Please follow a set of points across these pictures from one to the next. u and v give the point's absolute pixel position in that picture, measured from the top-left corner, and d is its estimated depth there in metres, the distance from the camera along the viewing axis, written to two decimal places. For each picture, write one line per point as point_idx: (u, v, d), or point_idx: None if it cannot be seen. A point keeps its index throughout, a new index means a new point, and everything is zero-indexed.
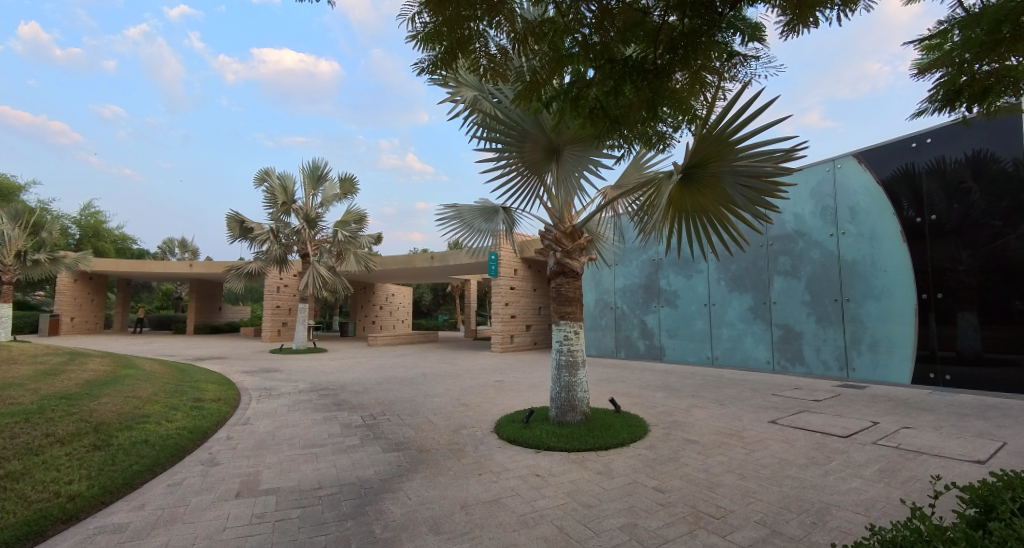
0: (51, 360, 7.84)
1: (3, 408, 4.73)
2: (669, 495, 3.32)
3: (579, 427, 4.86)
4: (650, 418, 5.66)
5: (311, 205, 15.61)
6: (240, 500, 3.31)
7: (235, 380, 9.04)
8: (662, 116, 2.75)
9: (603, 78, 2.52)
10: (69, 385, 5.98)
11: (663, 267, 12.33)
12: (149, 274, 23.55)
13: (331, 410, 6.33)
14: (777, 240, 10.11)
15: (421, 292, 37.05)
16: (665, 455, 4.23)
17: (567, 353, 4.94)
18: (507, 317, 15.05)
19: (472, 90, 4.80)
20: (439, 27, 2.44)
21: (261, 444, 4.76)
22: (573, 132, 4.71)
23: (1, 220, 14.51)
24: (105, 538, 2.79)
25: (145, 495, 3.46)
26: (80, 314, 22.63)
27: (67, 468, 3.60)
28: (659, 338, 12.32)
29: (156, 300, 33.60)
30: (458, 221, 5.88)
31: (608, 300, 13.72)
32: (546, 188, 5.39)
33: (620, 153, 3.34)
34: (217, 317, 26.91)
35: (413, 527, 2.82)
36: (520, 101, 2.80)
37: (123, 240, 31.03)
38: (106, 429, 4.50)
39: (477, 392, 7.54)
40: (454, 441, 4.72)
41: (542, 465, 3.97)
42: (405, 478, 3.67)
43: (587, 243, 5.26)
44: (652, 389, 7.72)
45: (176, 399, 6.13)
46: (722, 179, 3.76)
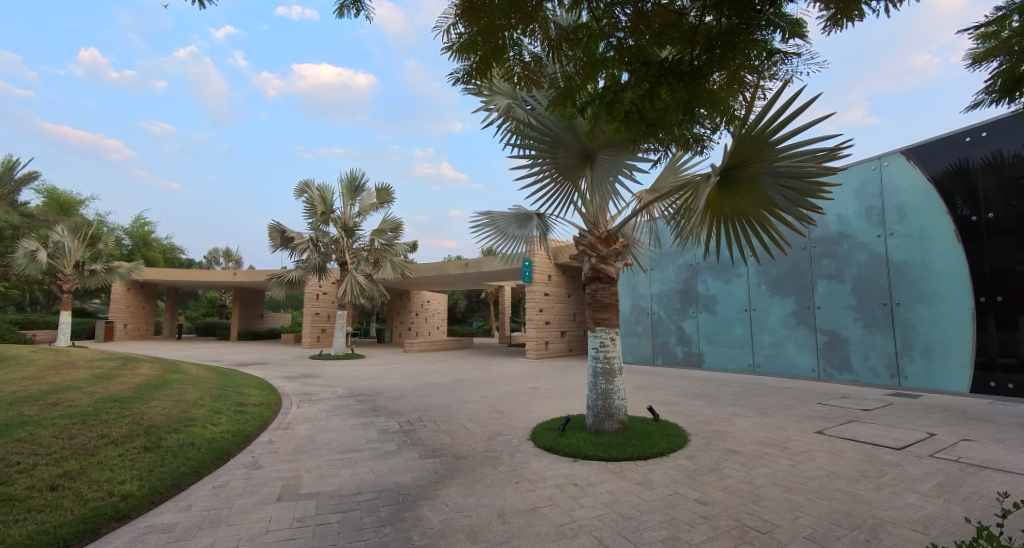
0: (106, 364, 8.29)
1: (66, 409, 5.03)
2: (711, 508, 3.21)
3: (616, 435, 4.76)
4: (689, 427, 5.50)
5: (348, 215, 15.99)
6: (282, 503, 3.38)
7: (276, 385, 9.31)
8: (700, 118, 2.68)
9: (639, 81, 2.48)
10: (121, 389, 6.29)
11: (700, 271, 12.07)
12: (197, 284, 24.63)
13: (368, 416, 6.43)
14: (819, 242, 9.74)
15: (456, 299, 37.55)
16: (707, 466, 4.10)
17: (604, 360, 4.86)
18: (541, 323, 14.97)
19: (506, 98, 4.87)
20: (474, 37, 2.44)
21: (300, 448, 4.87)
22: (606, 136, 4.64)
23: (62, 234, 15.51)
24: (155, 538, 2.89)
25: (191, 496, 3.58)
26: (133, 322, 23.84)
27: (120, 469, 3.77)
28: (696, 345, 12.05)
29: (202, 308, 35.07)
30: (492, 228, 5.91)
31: (643, 306, 13.47)
32: (580, 193, 5.34)
33: (657, 157, 3.29)
34: (258, 324, 27.90)
35: (451, 535, 2.81)
36: (554, 107, 2.77)
37: (171, 250, 32.58)
38: (157, 431, 4.70)
39: (511, 399, 7.53)
40: (490, 448, 4.71)
41: (579, 474, 3.91)
42: (442, 485, 3.67)
43: (623, 248, 5.19)
44: (690, 397, 7.51)
45: (221, 403, 6.38)
46: (761, 180, 3.64)
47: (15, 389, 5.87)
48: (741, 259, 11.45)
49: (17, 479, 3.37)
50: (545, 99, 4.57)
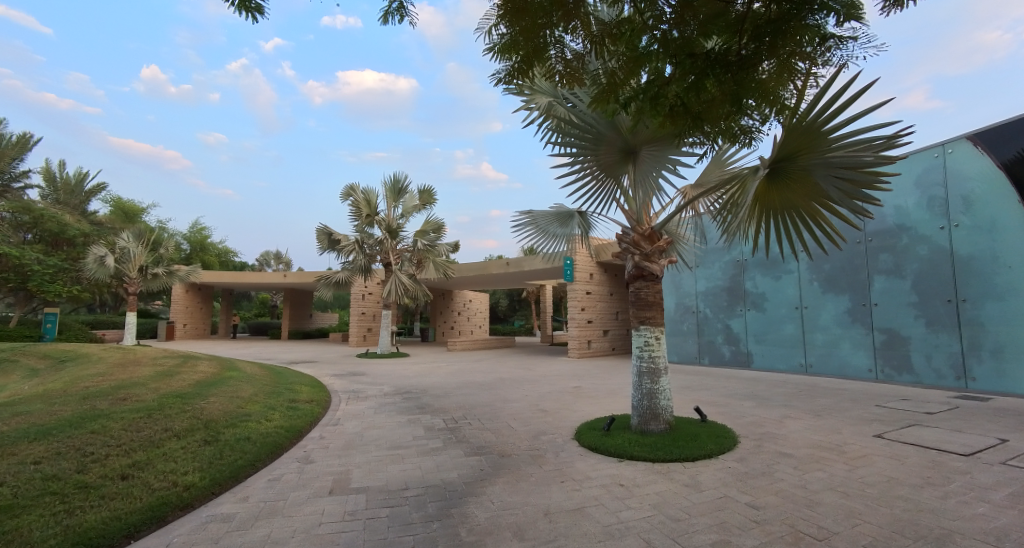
0: (169, 362, 8.81)
1: (134, 404, 5.38)
2: (763, 512, 3.11)
3: (662, 436, 4.68)
4: (738, 429, 5.33)
5: (392, 217, 16.36)
6: (334, 497, 3.50)
7: (326, 383, 9.65)
8: (748, 109, 2.59)
9: (683, 74, 2.42)
10: (183, 385, 6.67)
11: (747, 268, 11.70)
12: (249, 285, 25.77)
13: (414, 413, 6.56)
14: (876, 236, 9.27)
15: (498, 298, 37.90)
16: (758, 469, 3.97)
17: (649, 359, 4.79)
18: (583, 322, 14.85)
19: (547, 96, 4.85)
20: (516, 37, 2.44)
21: (350, 444, 5.03)
22: (649, 131, 4.54)
23: (127, 240, 16.57)
24: (217, 526, 3.05)
25: (248, 488, 3.75)
26: (193, 322, 25.28)
27: (183, 460, 4.00)
28: (744, 344, 11.69)
29: (255, 308, 36.76)
30: (533, 227, 5.92)
31: (688, 304, 13.17)
32: (622, 190, 5.25)
33: (703, 150, 3.22)
34: (307, 324, 29.01)
35: (497, 532, 2.83)
36: (596, 104, 2.75)
37: (225, 253, 34.31)
38: (215, 425, 4.96)
39: (554, 398, 7.53)
40: (534, 447, 4.72)
41: (624, 475, 3.86)
42: (488, 483, 3.71)
43: (667, 246, 5.07)
44: (739, 398, 7.28)
45: (274, 399, 6.65)
46: (813, 172, 3.48)
47: (90, 385, 6.32)
48: (792, 255, 11.01)
49: (92, 468, 3.63)
50: (587, 95, 4.51)
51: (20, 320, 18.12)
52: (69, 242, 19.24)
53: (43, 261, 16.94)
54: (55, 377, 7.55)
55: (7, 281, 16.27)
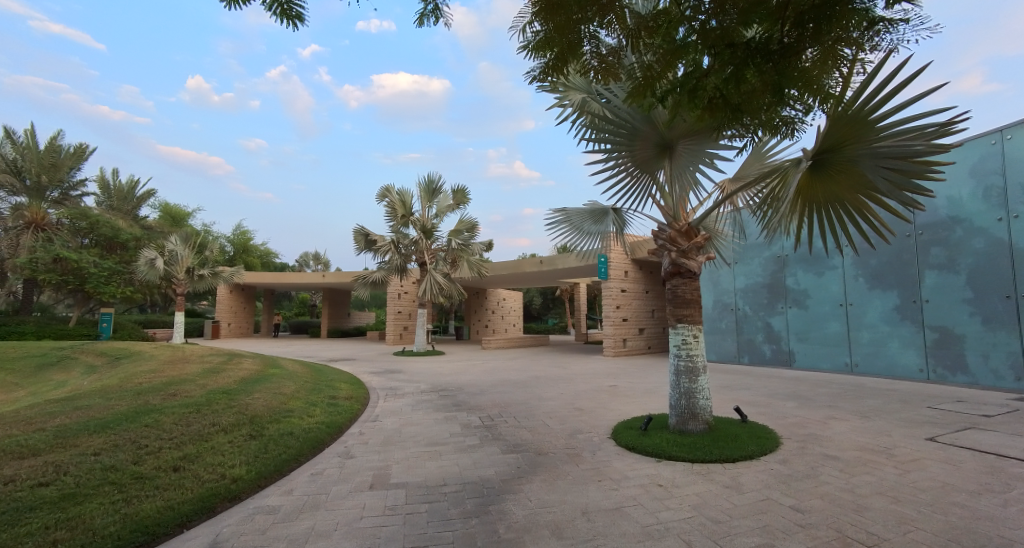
0: (216, 360, 9.22)
1: (184, 399, 5.64)
2: (809, 516, 3.00)
3: (701, 436, 4.59)
4: (780, 430, 5.18)
5: (427, 217, 16.58)
6: (374, 491, 3.58)
7: (364, 380, 9.89)
8: (790, 99, 2.52)
9: (721, 65, 2.37)
10: (228, 382, 6.96)
11: (789, 264, 11.32)
12: (289, 286, 26.62)
13: (450, 410, 6.64)
14: (927, 228, 8.82)
15: (531, 296, 38.01)
16: (801, 471, 3.85)
17: (687, 358, 4.70)
18: (618, 321, 14.72)
19: (580, 92, 4.81)
20: (550, 34, 2.44)
21: (388, 440, 5.13)
22: (687, 125, 4.45)
23: (175, 244, 17.39)
24: (264, 518, 3.17)
25: (292, 482, 3.88)
26: (237, 321, 26.33)
27: (231, 454, 4.17)
28: (786, 342, 11.33)
29: (295, 307, 38.02)
30: (567, 225, 5.89)
31: (727, 302, 12.83)
32: (658, 185, 5.18)
33: (742, 143, 3.15)
34: (345, 322, 29.80)
35: (536, 530, 2.83)
36: (632, 98, 2.72)
37: (267, 254, 35.59)
38: (260, 420, 5.15)
39: (590, 397, 7.49)
40: (571, 446, 4.71)
41: (663, 475, 3.80)
42: (525, 481, 3.72)
43: (705, 242, 4.97)
44: (780, 398, 7.06)
45: (314, 396, 6.86)
46: (859, 163, 3.35)
47: (144, 381, 6.67)
48: (836, 249, 10.59)
49: (147, 460, 3.83)
50: (622, 90, 4.46)
51: (79, 319, 19.31)
52: (122, 245, 20.27)
53: (99, 264, 18.06)
54: (112, 373, 7.99)
55: (67, 282, 17.34)
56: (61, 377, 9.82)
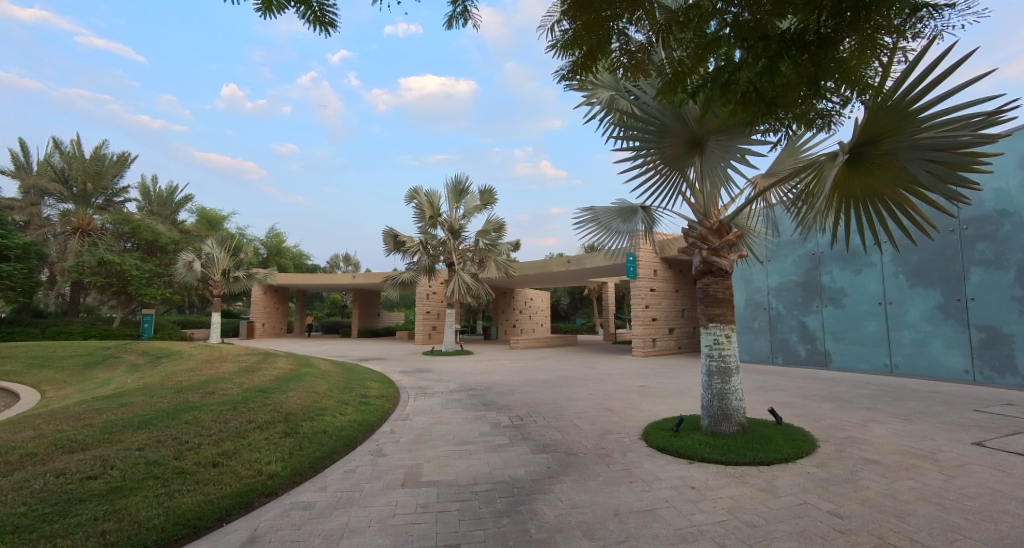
0: (252, 359, 9.53)
1: (222, 397, 5.85)
2: (848, 522, 2.91)
3: (735, 438, 4.50)
4: (817, 433, 5.03)
5: (454, 217, 16.72)
6: (406, 489, 3.64)
7: (394, 379, 10.05)
8: (826, 92, 2.45)
9: (755, 58, 2.32)
10: (264, 380, 7.18)
11: (824, 261, 10.98)
12: (321, 287, 27.25)
13: (479, 410, 6.68)
14: (972, 223, 8.43)
15: (559, 296, 37.96)
16: (840, 475, 3.73)
17: (719, 358, 4.62)
18: (647, 320, 14.53)
19: (608, 90, 4.75)
20: (578, 32, 2.43)
21: (419, 439, 5.20)
22: (718, 120, 4.37)
23: (212, 247, 18.06)
24: (300, 513, 3.26)
25: (326, 479, 3.97)
26: (270, 321, 27.09)
27: (267, 450, 4.29)
28: (822, 342, 10.99)
29: (326, 308, 38.92)
30: (595, 223, 5.85)
31: (760, 300, 12.51)
32: (688, 183, 5.09)
33: (776, 138, 3.08)
34: (374, 322, 30.31)
35: (567, 531, 2.83)
36: (662, 95, 2.68)
37: (299, 256, 36.52)
38: (294, 418, 5.28)
39: (619, 397, 7.42)
40: (601, 446, 4.68)
41: (696, 477, 3.74)
42: (555, 481, 3.72)
43: (737, 239, 4.86)
44: (816, 400, 6.85)
45: (347, 394, 7.01)
46: (899, 156, 3.22)
47: (184, 379, 6.93)
48: (875, 246, 10.22)
49: (187, 455, 3.98)
50: (652, 86, 4.40)
51: (123, 320, 20.11)
52: (162, 249, 21.10)
53: (140, 267, 18.85)
54: (155, 371, 8.35)
55: (111, 285, 18.13)
56: (107, 375, 10.30)
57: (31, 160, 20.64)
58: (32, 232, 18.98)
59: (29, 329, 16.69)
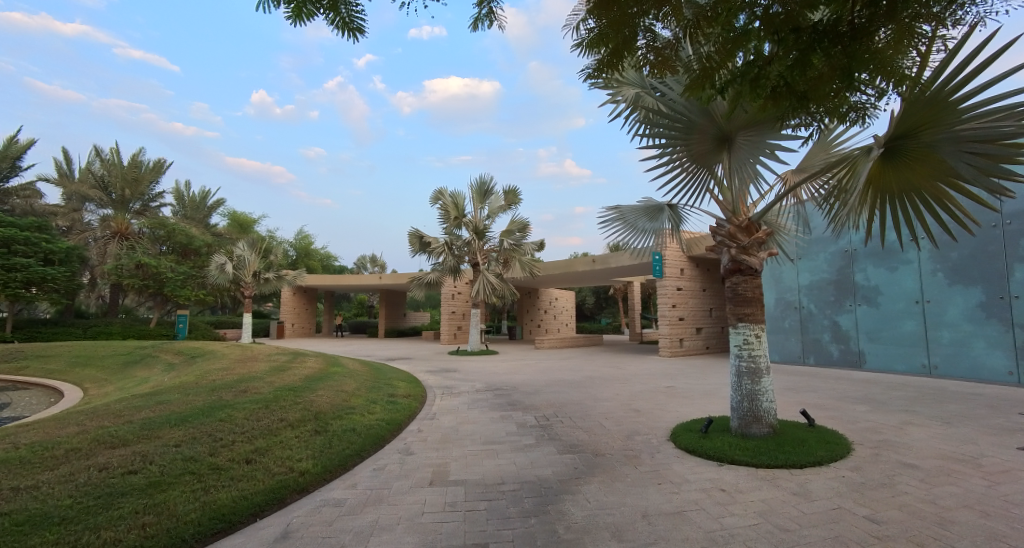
0: (282, 358, 9.77)
1: (254, 396, 6.02)
2: (886, 528, 2.81)
3: (766, 440, 4.40)
4: (851, 435, 4.87)
5: (479, 218, 16.81)
6: (434, 488, 3.68)
7: (420, 378, 10.17)
8: (860, 84, 2.38)
9: (786, 51, 2.28)
10: (294, 379, 7.35)
11: (858, 258, 10.63)
12: (349, 288, 27.75)
13: (505, 409, 6.70)
14: (1016, 218, 8.10)
15: (584, 295, 37.79)
16: (876, 480, 3.61)
17: (748, 359, 4.53)
18: (674, 320, 14.34)
19: (633, 87, 4.74)
20: (604, 30, 2.42)
21: (446, 438, 5.25)
22: (747, 116, 4.29)
23: (243, 249, 18.63)
24: (331, 510, 3.32)
25: (356, 477, 4.04)
26: (300, 322, 27.71)
27: (298, 448, 4.40)
28: (856, 342, 10.64)
29: (354, 308, 39.64)
30: (621, 222, 5.81)
31: (790, 299, 12.14)
32: (716, 180, 5.01)
33: (807, 133, 3.01)
34: (400, 323, 30.69)
35: (595, 532, 2.81)
36: (690, 91, 2.65)
37: (327, 258, 37.29)
38: (324, 417, 5.40)
39: (646, 398, 7.35)
40: (628, 447, 4.64)
41: (726, 479, 3.68)
42: (583, 481, 3.70)
43: (767, 237, 4.75)
44: (850, 402, 6.64)
45: (374, 393, 7.13)
46: (938, 148, 3.08)
47: (218, 378, 7.14)
48: (911, 242, 9.86)
49: (222, 452, 4.11)
50: (678, 83, 4.35)
51: (159, 321, 20.84)
52: (196, 252, 21.81)
53: (175, 270, 19.54)
54: (190, 370, 8.65)
55: (148, 286, 18.83)
56: (145, 374, 10.71)
57: (74, 168, 21.61)
58: (75, 236, 19.86)
59: (72, 329, 17.47)
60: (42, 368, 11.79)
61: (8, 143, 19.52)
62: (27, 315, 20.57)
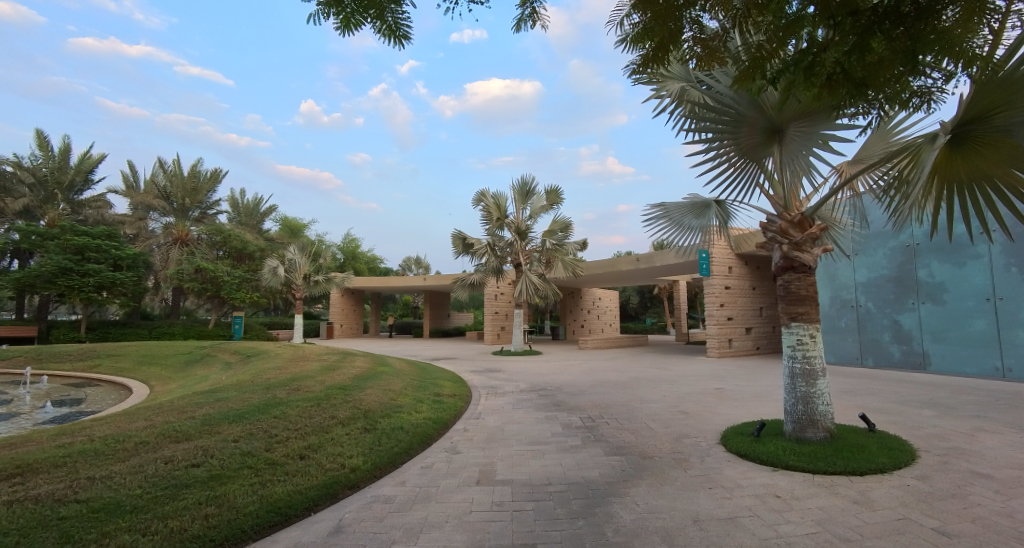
0: (333, 358, 10.15)
1: (307, 394, 6.29)
2: (960, 542, 2.62)
3: (823, 445, 4.20)
4: (917, 442, 4.57)
5: (521, 218, 16.88)
6: (481, 487, 3.72)
7: (465, 378, 10.33)
8: (925, 67, 2.23)
9: (843, 36, 2.17)
10: (344, 378, 7.62)
11: (922, 253, 9.97)
12: (395, 289, 28.45)
13: (550, 410, 6.69)
14: None
15: (628, 295, 37.24)
16: (945, 490, 3.37)
17: (802, 360, 4.34)
18: (722, 319, 13.89)
19: (679, 81, 4.63)
20: (649, 24, 2.37)
21: (491, 437, 5.30)
22: (801, 105, 4.10)
23: (295, 254, 19.46)
24: (382, 506, 3.43)
25: (404, 474, 4.15)
26: (348, 322, 28.67)
27: (349, 445, 4.55)
28: (919, 342, 9.99)
29: (399, 309, 40.66)
30: (666, 220, 5.70)
31: (846, 298, 11.47)
32: (766, 174, 4.85)
33: (866, 122, 2.85)
34: (445, 323, 31.19)
35: (646, 536, 2.77)
36: (739, 83, 2.56)
37: (373, 260, 38.43)
38: (372, 415, 5.57)
39: (694, 400, 7.17)
40: (677, 450, 4.53)
41: (780, 485, 3.53)
42: (631, 484, 3.65)
43: (822, 232, 4.53)
44: (915, 406, 6.23)
45: (421, 392, 7.29)
46: (1014, 133, 2.87)
47: (272, 377, 7.49)
48: (982, 235, 9.19)
49: (277, 448, 4.31)
50: (726, 75, 4.16)
51: (217, 322, 22.10)
52: (250, 256, 23.00)
53: (231, 273, 20.66)
54: (248, 368, 9.12)
55: (207, 289, 20.00)
56: (206, 372, 11.39)
57: (139, 180, 23.18)
58: (141, 243, 21.34)
59: (139, 330, 18.78)
60: (114, 366, 12.74)
61: (82, 159, 21.16)
62: (100, 317, 22.30)
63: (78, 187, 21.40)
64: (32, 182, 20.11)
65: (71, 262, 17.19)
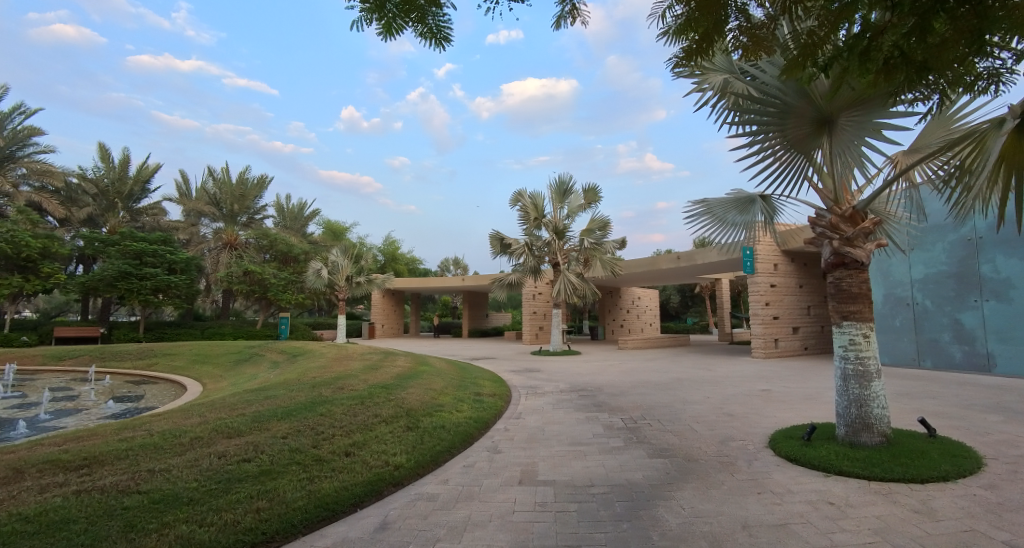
0: (376, 357, 10.43)
1: (351, 392, 6.48)
2: None
3: (880, 451, 4.00)
4: (983, 449, 4.28)
5: (558, 218, 16.83)
6: (523, 487, 3.74)
7: (504, 377, 10.39)
8: (992, 48, 2.10)
9: (900, 18, 2.06)
10: (387, 378, 7.81)
11: (986, 247, 9.32)
12: (434, 290, 28.90)
13: (592, 410, 6.65)
14: None
15: (668, 294, 36.45)
16: (1017, 501, 3.14)
17: (855, 361, 4.15)
18: (768, 318, 13.42)
19: (722, 73, 4.60)
20: (692, 15, 2.31)
21: (532, 437, 5.31)
22: (853, 94, 3.91)
23: (337, 257, 20.07)
24: (425, 504, 3.50)
25: (446, 472, 4.22)
26: (389, 322, 29.35)
27: (392, 443, 4.67)
28: (983, 342, 9.35)
29: (439, 309, 41.29)
30: (708, 216, 5.58)
31: (901, 295, 10.84)
32: (815, 167, 4.65)
33: (926, 109, 2.70)
34: (484, 323, 31.42)
35: (693, 540, 2.72)
36: (787, 73, 2.48)
37: (412, 261, 39.19)
38: (415, 414, 5.69)
39: (741, 401, 6.95)
40: (723, 453, 4.41)
41: (834, 492, 3.39)
42: (676, 487, 3.58)
43: (875, 226, 4.32)
44: (982, 411, 5.81)
45: (461, 392, 7.38)
46: None
47: (317, 375, 7.76)
48: None
49: (324, 445, 4.47)
50: (772, 66, 4.03)
51: (264, 322, 23.12)
52: (295, 259, 23.92)
53: (277, 276, 21.53)
54: (294, 367, 9.50)
55: (255, 291, 20.94)
56: (254, 371, 11.95)
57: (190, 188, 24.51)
58: (194, 248, 22.57)
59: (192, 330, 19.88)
60: (170, 364, 13.55)
61: (140, 169, 22.54)
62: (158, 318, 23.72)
63: (137, 196, 22.84)
64: (96, 193, 21.60)
65: (131, 266, 18.37)
